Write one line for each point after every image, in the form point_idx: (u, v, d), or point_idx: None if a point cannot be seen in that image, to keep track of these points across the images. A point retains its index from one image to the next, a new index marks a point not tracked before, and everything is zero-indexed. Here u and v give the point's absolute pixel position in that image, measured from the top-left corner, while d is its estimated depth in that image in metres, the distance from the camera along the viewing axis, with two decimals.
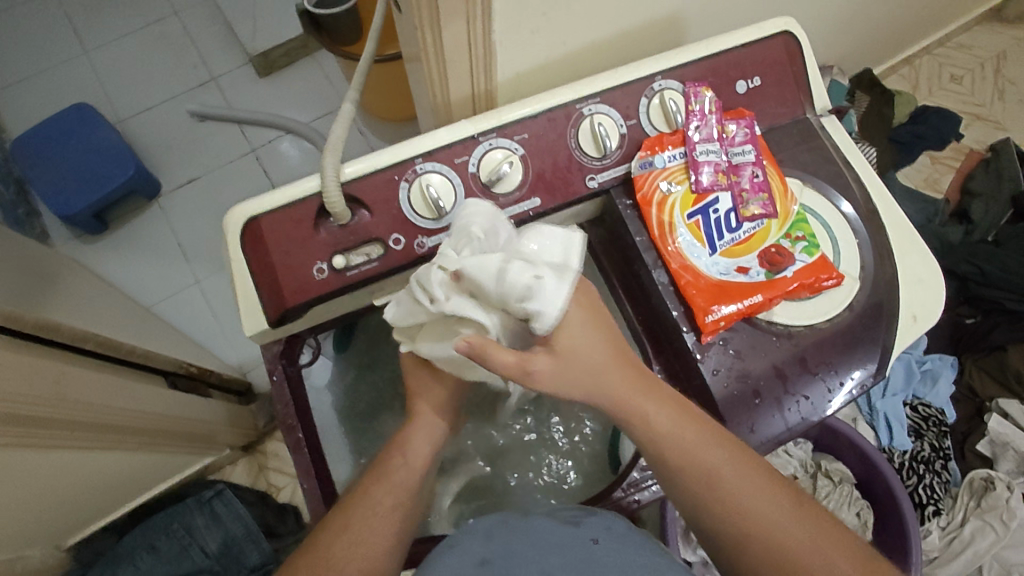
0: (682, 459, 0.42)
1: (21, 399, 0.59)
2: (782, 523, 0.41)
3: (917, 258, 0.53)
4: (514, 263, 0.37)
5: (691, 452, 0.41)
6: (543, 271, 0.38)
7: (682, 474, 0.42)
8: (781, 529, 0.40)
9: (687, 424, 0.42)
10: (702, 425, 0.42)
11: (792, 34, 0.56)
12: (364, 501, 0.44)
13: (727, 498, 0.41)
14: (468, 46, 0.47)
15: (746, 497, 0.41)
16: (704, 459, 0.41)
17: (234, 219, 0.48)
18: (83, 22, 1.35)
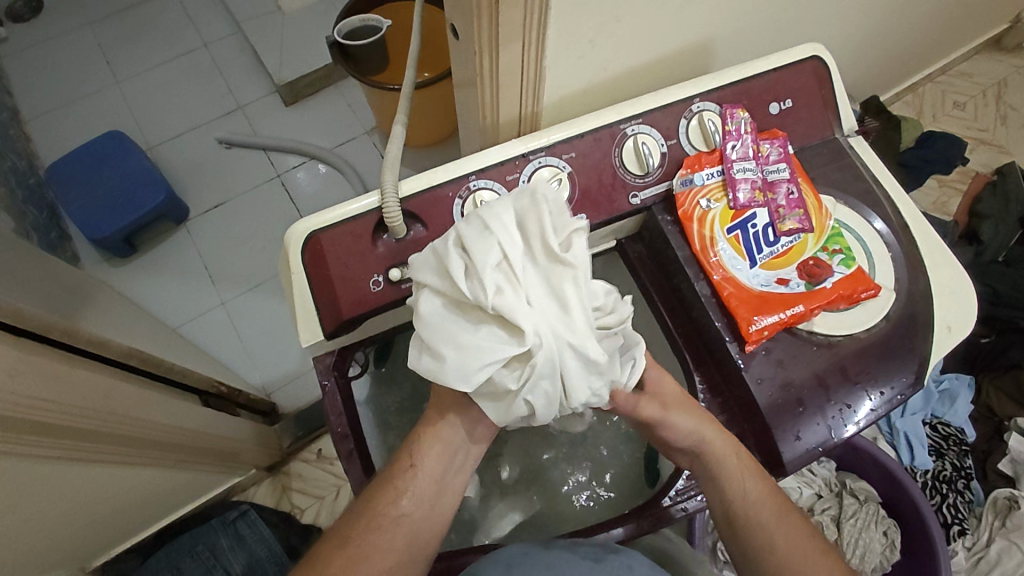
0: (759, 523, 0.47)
1: (69, 411, 0.60)
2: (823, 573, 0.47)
3: (947, 271, 0.55)
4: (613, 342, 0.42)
5: (766, 495, 0.48)
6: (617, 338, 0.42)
7: (757, 538, 0.47)
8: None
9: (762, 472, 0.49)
10: (775, 491, 0.48)
11: (821, 59, 0.58)
12: (410, 504, 0.44)
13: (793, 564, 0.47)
14: (520, 69, 0.49)
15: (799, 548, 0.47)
16: (772, 504, 0.48)
17: (295, 235, 0.50)
18: (115, 53, 1.40)
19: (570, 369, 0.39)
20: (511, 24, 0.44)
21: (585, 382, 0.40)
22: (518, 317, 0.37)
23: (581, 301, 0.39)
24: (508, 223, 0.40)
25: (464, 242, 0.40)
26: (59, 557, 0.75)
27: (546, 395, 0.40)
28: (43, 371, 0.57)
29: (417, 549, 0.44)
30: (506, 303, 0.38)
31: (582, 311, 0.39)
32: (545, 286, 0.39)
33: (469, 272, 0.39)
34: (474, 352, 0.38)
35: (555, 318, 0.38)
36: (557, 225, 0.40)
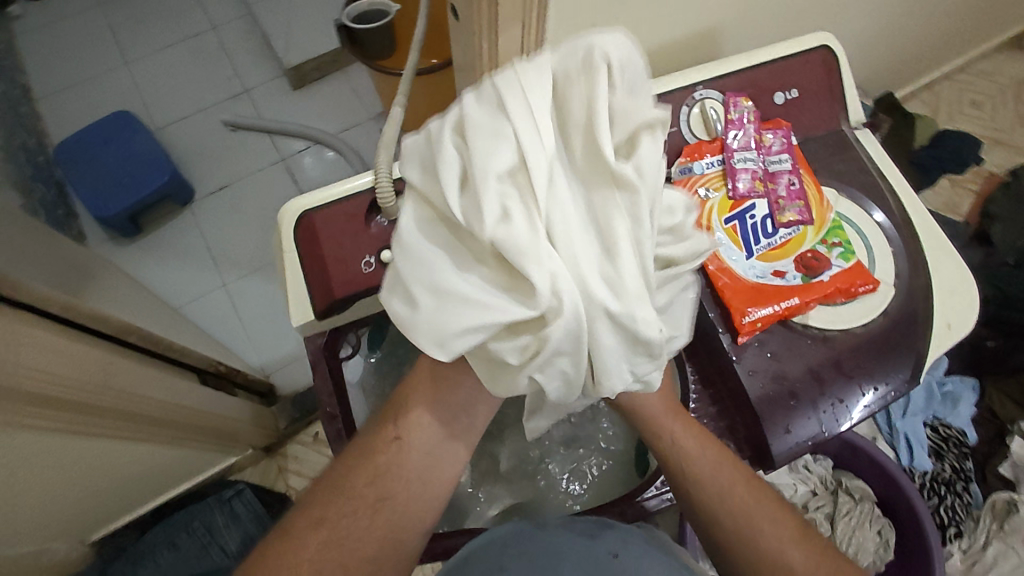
0: (717, 497, 0.45)
1: (67, 385, 0.61)
2: (791, 547, 0.44)
3: (950, 268, 0.54)
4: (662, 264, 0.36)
5: (711, 464, 0.46)
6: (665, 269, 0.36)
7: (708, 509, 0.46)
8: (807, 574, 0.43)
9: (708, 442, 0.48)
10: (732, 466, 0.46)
11: (830, 48, 0.57)
12: (395, 483, 0.43)
13: (756, 540, 0.44)
14: (519, 53, 0.49)
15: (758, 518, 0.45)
16: (721, 473, 0.46)
17: (289, 212, 0.50)
18: (125, 34, 1.40)
19: (602, 339, 0.32)
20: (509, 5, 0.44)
21: (621, 358, 0.33)
22: (538, 268, 0.30)
23: (631, 249, 0.31)
24: (545, 135, 0.31)
25: (470, 141, 0.31)
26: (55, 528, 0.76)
27: (562, 367, 0.33)
28: (43, 344, 0.58)
29: (398, 527, 0.43)
30: (528, 245, 0.30)
31: (633, 264, 0.31)
32: (580, 215, 0.31)
33: (470, 191, 0.31)
34: (469, 307, 0.32)
35: (588, 259, 0.31)
36: (616, 123, 0.31)
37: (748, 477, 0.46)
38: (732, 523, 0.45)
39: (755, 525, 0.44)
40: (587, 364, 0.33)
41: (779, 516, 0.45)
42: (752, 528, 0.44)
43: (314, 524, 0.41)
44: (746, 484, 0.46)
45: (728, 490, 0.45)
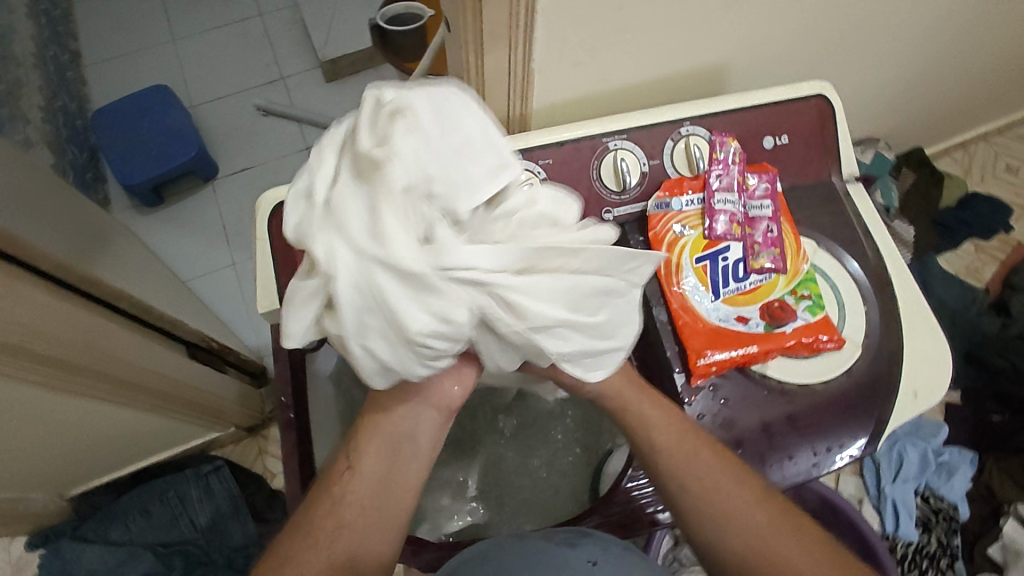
0: (682, 465, 0.44)
1: (50, 341, 0.63)
2: (761, 517, 0.43)
3: (925, 335, 0.52)
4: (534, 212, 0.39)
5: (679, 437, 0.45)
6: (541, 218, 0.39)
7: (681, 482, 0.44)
8: (772, 538, 0.42)
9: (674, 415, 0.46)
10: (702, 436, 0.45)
11: (826, 97, 0.57)
12: (348, 513, 0.43)
13: (721, 509, 0.43)
14: (509, 71, 0.50)
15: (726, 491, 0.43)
16: (689, 446, 0.44)
17: (267, 202, 0.52)
18: (176, 12, 1.46)
19: (386, 299, 0.34)
20: (494, 23, 0.44)
21: (422, 319, 0.35)
22: (313, 247, 0.34)
23: (389, 207, 0.33)
24: (332, 147, 0.36)
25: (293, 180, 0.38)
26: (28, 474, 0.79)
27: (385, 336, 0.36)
28: (31, 299, 0.60)
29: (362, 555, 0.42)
30: (300, 233, 0.35)
31: (389, 220, 0.33)
32: (355, 191, 0.34)
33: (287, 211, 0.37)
34: (293, 299, 0.37)
35: (356, 228, 0.33)
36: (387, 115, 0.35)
37: (711, 443, 0.45)
38: (697, 491, 0.44)
39: (719, 493, 0.43)
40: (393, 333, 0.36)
41: (744, 480, 0.44)
42: (715, 490, 0.43)
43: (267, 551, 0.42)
44: (708, 447, 0.45)
45: (693, 458, 0.44)
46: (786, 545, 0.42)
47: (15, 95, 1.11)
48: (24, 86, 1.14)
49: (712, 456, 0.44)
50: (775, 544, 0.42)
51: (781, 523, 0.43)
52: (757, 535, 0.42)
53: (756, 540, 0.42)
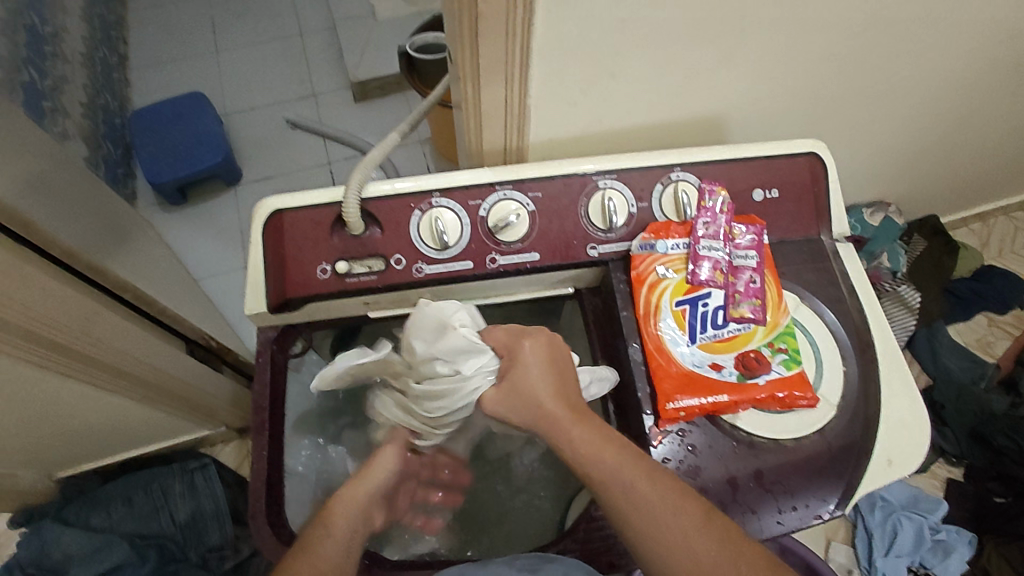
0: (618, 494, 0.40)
1: (50, 325, 0.65)
2: (698, 540, 0.38)
3: (904, 401, 0.52)
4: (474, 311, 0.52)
5: (611, 467, 0.40)
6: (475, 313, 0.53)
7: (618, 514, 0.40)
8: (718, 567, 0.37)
9: (605, 444, 0.41)
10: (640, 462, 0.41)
11: (818, 156, 0.58)
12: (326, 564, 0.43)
13: (667, 545, 0.38)
14: (505, 104, 0.51)
15: (663, 521, 0.38)
16: (621, 476, 0.40)
17: (264, 209, 0.54)
18: (222, 26, 1.53)
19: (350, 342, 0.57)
20: (492, 56, 0.46)
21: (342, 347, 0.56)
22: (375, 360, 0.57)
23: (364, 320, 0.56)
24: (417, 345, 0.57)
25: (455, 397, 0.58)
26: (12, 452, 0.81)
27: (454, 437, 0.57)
28: (36, 282, 0.62)
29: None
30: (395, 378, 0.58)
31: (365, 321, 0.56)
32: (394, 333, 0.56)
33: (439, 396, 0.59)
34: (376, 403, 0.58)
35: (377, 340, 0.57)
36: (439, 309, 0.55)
37: (649, 468, 0.40)
38: (639, 522, 0.39)
39: (658, 520, 0.39)
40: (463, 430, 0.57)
41: (685, 500, 0.39)
42: (653, 522, 0.39)
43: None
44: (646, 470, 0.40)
45: (636, 485, 0.40)
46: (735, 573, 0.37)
47: (59, 90, 1.17)
48: (68, 82, 1.20)
49: (650, 477, 0.40)
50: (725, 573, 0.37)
51: (728, 548, 0.38)
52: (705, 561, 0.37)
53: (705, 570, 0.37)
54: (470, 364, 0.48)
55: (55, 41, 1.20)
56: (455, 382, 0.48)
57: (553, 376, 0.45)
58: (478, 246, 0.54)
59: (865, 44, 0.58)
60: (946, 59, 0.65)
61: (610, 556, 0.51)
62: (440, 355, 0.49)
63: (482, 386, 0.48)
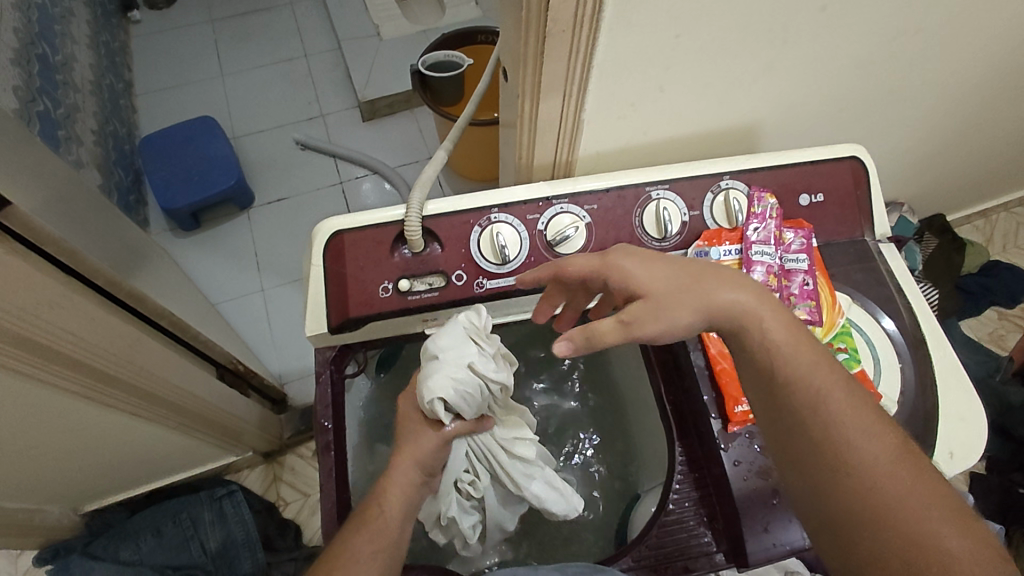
0: (823, 413, 0.37)
1: (98, 354, 0.64)
2: (871, 461, 0.36)
3: (959, 396, 0.53)
4: (480, 314, 0.51)
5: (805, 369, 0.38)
6: (480, 316, 0.51)
7: (802, 409, 0.38)
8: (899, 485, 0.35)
9: (802, 348, 0.39)
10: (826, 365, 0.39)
11: (859, 159, 0.59)
12: None
13: (850, 451, 0.36)
14: (560, 119, 0.52)
15: (846, 431, 0.37)
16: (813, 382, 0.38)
17: (323, 230, 0.54)
18: (226, 50, 1.54)
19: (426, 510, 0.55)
20: (553, 76, 0.47)
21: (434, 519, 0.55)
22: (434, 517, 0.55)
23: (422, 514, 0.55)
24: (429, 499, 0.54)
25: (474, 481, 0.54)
26: (44, 487, 0.80)
27: (518, 476, 0.54)
28: (84, 310, 0.62)
29: None
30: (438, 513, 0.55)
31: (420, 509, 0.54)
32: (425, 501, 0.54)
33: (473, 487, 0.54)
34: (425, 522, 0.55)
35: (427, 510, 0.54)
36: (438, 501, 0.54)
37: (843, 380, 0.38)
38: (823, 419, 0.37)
39: (847, 425, 0.37)
40: (515, 456, 0.54)
41: (881, 431, 0.37)
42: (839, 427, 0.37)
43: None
44: (844, 390, 0.38)
45: (843, 414, 0.37)
46: (921, 526, 0.34)
47: (72, 118, 1.16)
48: (80, 110, 1.20)
49: (857, 408, 0.37)
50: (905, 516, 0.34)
51: (917, 484, 0.35)
52: (882, 493, 0.35)
53: (876, 502, 0.35)
54: (462, 357, 0.48)
55: (66, 70, 1.19)
56: (429, 373, 0.47)
57: (688, 269, 0.41)
58: (537, 259, 0.55)
59: (896, 51, 0.59)
60: (968, 63, 0.67)
61: (683, 562, 0.50)
62: (434, 344, 0.48)
63: (444, 378, 0.47)
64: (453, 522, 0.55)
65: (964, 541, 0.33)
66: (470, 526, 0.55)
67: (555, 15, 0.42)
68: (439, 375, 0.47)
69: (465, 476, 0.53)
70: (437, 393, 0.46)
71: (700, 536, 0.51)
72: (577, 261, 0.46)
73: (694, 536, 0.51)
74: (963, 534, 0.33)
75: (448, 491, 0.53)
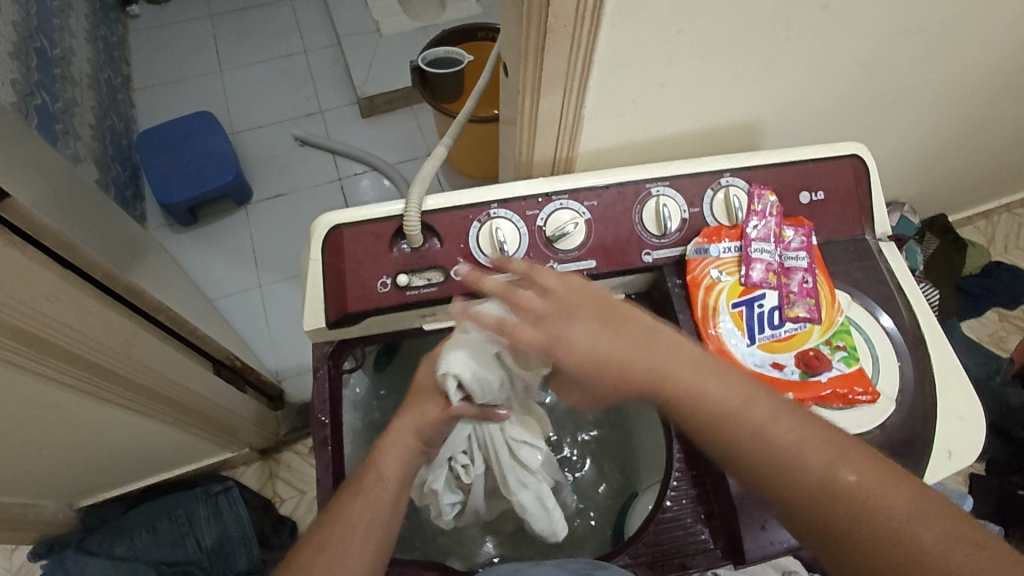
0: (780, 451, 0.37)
1: (95, 348, 0.64)
2: (846, 482, 0.35)
3: (959, 394, 0.52)
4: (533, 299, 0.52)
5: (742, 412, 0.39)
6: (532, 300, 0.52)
7: (762, 453, 0.37)
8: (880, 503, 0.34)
9: (731, 392, 0.40)
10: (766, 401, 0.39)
11: (860, 158, 0.59)
12: None
13: (822, 481, 0.36)
14: (560, 115, 0.52)
15: (811, 459, 0.36)
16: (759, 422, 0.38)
17: (322, 225, 0.54)
18: (226, 45, 1.53)
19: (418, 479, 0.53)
20: (554, 71, 0.47)
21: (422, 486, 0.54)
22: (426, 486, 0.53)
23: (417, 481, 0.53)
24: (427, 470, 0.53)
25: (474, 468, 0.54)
26: (39, 481, 0.79)
27: (515, 477, 0.54)
28: (81, 304, 0.61)
29: None
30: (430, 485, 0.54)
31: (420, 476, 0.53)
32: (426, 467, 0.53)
33: (470, 473, 0.55)
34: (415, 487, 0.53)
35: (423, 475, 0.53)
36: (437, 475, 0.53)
37: (791, 415, 0.38)
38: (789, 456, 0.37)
39: (810, 456, 0.36)
40: (517, 457, 0.54)
41: (841, 451, 0.36)
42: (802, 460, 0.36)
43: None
44: (794, 423, 0.38)
45: (777, 419, 0.38)
46: (888, 506, 0.34)
47: (70, 112, 1.16)
48: (78, 105, 1.19)
49: (788, 411, 0.38)
50: (869, 497, 0.34)
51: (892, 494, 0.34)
52: (842, 478, 0.35)
53: (838, 492, 0.35)
54: (493, 343, 0.49)
55: (64, 64, 1.19)
56: (456, 343, 0.49)
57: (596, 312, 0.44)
58: (536, 255, 0.55)
59: (898, 49, 0.59)
60: (970, 63, 0.67)
61: (681, 559, 0.50)
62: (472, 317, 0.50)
63: (469, 353, 0.48)
64: (436, 496, 0.54)
65: (959, 539, 0.32)
66: (449, 504, 0.55)
67: (556, 9, 0.42)
68: (464, 349, 0.48)
69: (462, 456, 0.53)
70: (454, 367, 0.47)
71: (697, 533, 0.51)
72: (526, 298, 0.46)
73: (691, 533, 0.51)
74: (957, 532, 0.32)
75: (446, 466, 0.53)
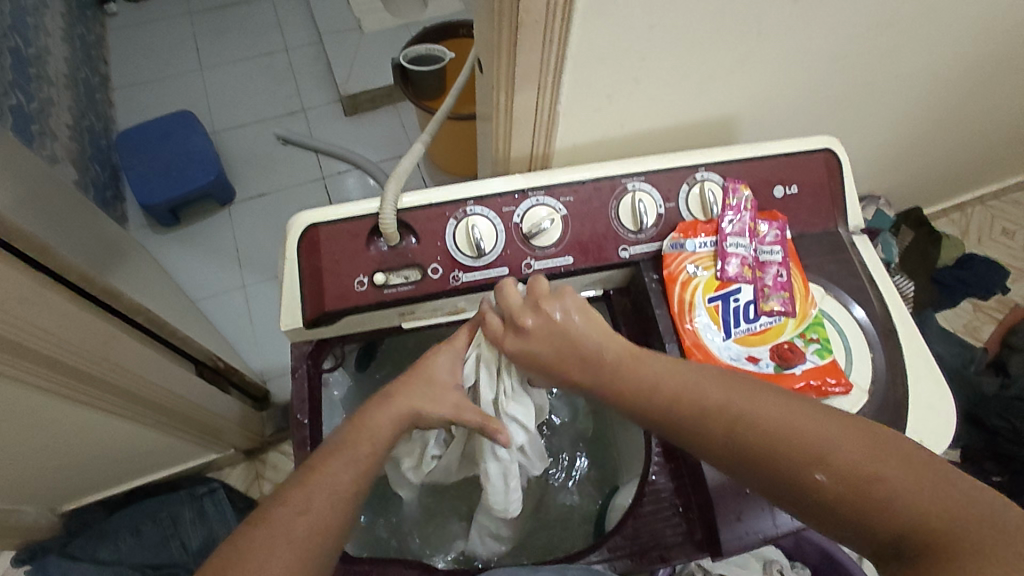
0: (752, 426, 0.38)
1: (71, 351, 0.63)
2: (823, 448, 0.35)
3: (930, 384, 0.53)
4: None
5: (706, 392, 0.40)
6: None
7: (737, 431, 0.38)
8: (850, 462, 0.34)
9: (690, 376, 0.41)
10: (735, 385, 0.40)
11: (833, 151, 0.60)
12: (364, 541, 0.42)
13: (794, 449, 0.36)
14: (535, 110, 0.52)
15: (785, 429, 0.37)
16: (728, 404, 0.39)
17: (299, 223, 0.54)
18: (205, 43, 1.52)
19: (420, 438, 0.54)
20: (527, 66, 0.47)
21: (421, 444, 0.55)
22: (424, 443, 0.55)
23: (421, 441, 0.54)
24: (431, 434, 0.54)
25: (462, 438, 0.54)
26: (18, 486, 0.78)
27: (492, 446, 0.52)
28: (56, 306, 0.61)
29: None
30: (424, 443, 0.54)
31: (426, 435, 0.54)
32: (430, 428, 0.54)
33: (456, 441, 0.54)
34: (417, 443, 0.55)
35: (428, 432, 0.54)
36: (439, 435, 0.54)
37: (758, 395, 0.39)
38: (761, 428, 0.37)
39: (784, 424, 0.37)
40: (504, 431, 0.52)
41: (814, 419, 0.37)
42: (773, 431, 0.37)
43: (297, 512, 0.39)
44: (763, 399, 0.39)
45: (711, 391, 0.40)
46: (837, 448, 0.35)
47: (46, 112, 1.14)
48: (54, 105, 1.18)
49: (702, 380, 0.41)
50: (782, 432, 0.37)
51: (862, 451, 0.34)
52: (766, 427, 0.37)
53: (766, 440, 0.37)
54: None
55: (39, 63, 1.17)
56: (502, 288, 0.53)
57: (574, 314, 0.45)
58: (513, 251, 0.55)
59: (869, 44, 0.60)
60: (940, 58, 0.68)
61: (659, 552, 0.51)
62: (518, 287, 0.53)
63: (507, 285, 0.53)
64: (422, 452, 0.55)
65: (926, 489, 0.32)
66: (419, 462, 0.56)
67: (527, 4, 0.42)
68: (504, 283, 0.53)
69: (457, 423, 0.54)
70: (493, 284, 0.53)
71: (675, 525, 0.51)
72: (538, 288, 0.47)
73: (669, 525, 0.51)
74: (925, 483, 0.32)
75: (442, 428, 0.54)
